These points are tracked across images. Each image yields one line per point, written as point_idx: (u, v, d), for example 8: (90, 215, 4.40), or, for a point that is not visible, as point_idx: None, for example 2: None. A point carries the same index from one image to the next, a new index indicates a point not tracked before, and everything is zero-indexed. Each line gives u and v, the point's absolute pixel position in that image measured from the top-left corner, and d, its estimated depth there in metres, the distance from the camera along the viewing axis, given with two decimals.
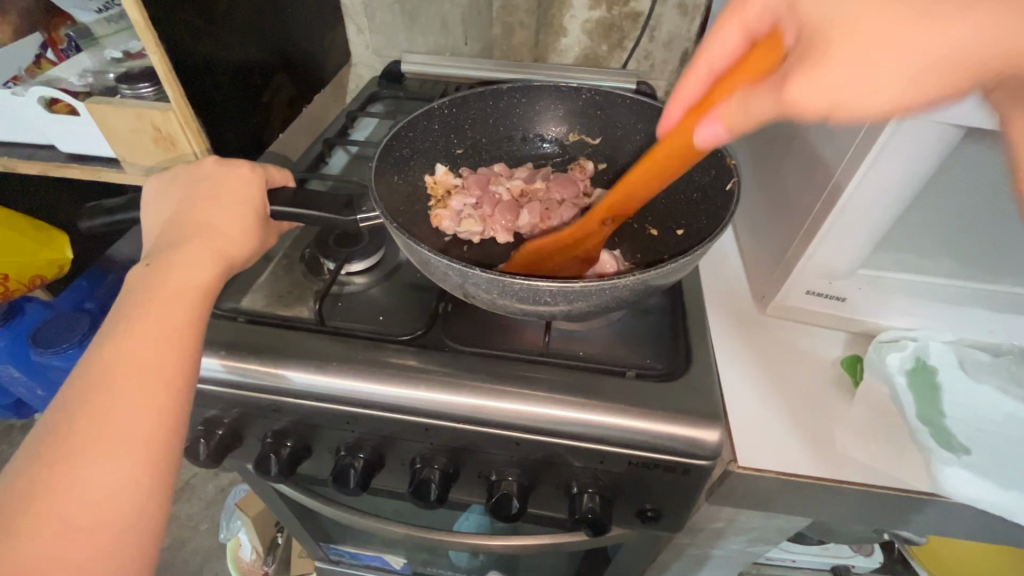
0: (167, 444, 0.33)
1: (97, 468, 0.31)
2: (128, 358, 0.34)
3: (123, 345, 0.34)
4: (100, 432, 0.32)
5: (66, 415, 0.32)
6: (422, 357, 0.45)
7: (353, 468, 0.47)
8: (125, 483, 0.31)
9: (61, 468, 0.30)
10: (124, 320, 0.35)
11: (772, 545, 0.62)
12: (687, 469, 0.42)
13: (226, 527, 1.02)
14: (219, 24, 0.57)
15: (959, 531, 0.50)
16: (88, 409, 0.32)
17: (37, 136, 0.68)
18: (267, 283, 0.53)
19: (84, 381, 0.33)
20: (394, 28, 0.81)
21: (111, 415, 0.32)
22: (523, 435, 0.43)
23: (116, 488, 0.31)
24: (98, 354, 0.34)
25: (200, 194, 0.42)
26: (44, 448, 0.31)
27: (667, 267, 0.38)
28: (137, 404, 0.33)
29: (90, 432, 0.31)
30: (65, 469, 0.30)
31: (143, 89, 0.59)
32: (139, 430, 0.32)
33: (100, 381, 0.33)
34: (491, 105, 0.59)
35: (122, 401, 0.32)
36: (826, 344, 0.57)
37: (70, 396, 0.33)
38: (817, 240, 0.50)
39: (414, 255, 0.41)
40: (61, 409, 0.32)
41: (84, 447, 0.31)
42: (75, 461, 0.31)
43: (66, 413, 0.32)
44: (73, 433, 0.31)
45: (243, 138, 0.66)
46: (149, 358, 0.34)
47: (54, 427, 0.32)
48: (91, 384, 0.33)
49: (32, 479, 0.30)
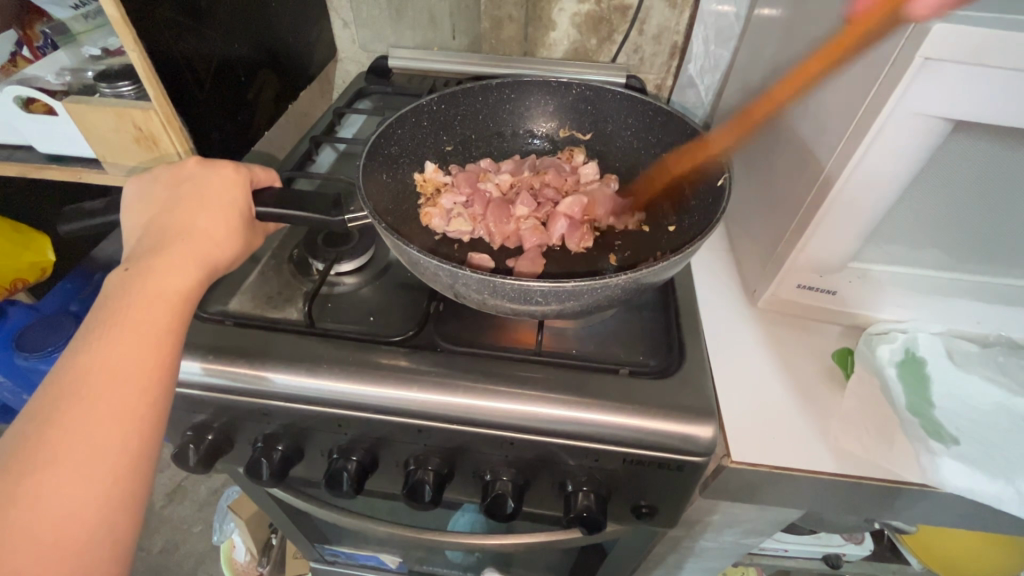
0: (140, 455, 0.32)
1: (65, 479, 0.30)
2: (104, 365, 0.33)
3: (99, 352, 0.33)
4: (71, 441, 0.31)
5: (34, 424, 0.31)
6: (414, 358, 0.44)
7: (346, 470, 0.46)
8: (92, 496, 0.30)
9: (25, 480, 0.29)
10: (99, 326, 0.34)
11: (766, 536, 0.62)
12: (681, 465, 0.42)
13: (219, 529, 1.01)
14: (200, 20, 0.56)
15: (948, 520, 0.51)
16: (59, 418, 0.31)
17: (14, 136, 0.66)
18: (255, 285, 0.52)
19: (55, 387, 0.32)
20: (380, 22, 0.80)
21: (82, 424, 0.31)
22: (517, 435, 0.43)
23: (84, 501, 0.30)
24: (72, 359, 0.33)
25: (182, 196, 0.41)
26: (10, 457, 0.30)
27: (657, 265, 0.38)
28: (110, 414, 0.32)
29: (60, 441, 0.30)
30: (30, 480, 0.29)
31: (123, 87, 0.58)
32: (112, 442, 0.31)
33: (72, 388, 0.32)
34: (480, 101, 0.58)
35: (94, 410, 0.32)
36: (817, 338, 0.58)
37: (40, 403, 0.32)
38: (808, 234, 0.50)
39: (403, 255, 0.41)
40: (30, 416, 0.31)
41: (52, 458, 0.30)
42: (43, 472, 0.30)
43: (35, 421, 0.31)
44: (42, 443, 0.30)
45: (228, 137, 0.65)
46: (126, 366, 0.33)
47: (22, 436, 0.31)
48: (62, 391, 0.32)
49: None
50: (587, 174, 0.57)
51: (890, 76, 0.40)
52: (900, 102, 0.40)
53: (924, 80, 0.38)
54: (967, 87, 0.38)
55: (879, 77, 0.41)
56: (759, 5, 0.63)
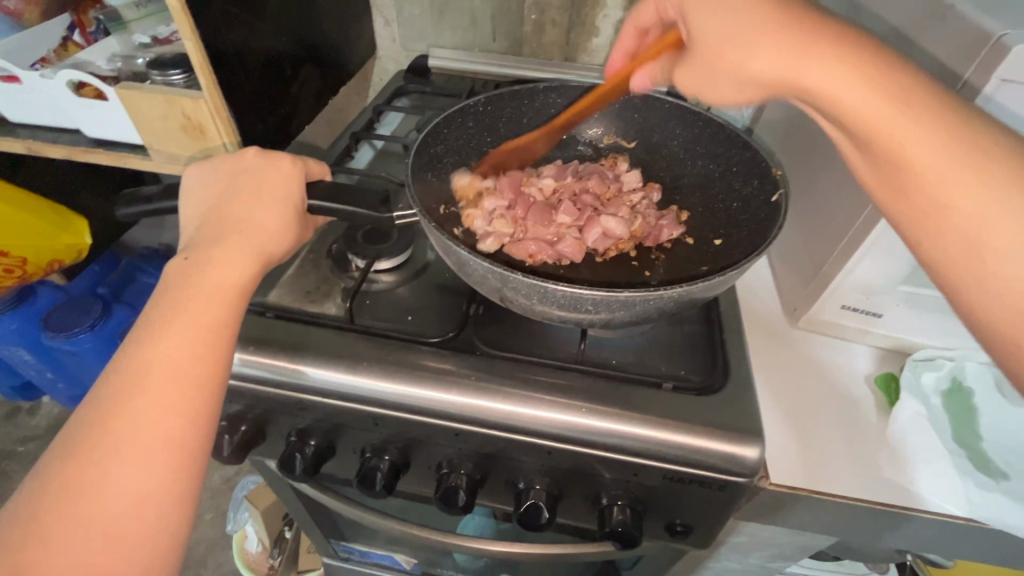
0: (194, 450, 0.32)
1: (125, 469, 0.30)
2: (163, 355, 0.33)
3: (158, 341, 0.33)
4: (130, 431, 0.31)
5: (98, 414, 0.31)
6: (454, 360, 0.44)
7: (379, 470, 0.46)
8: (150, 487, 0.31)
9: (90, 471, 0.30)
10: (159, 316, 0.34)
11: (793, 561, 0.61)
12: (723, 485, 0.41)
13: (233, 519, 1.01)
14: (252, 13, 0.56)
15: (993, 559, 0.49)
16: (121, 407, 0.31)
17: (62, 120, 0.67)
18: (294, 278, 0.52)
19: (117, 376, 0.32)
20: (422, 22, 0.80)
21: (142, 414, 0.31)
22: (555, 444, 0.42)
23: (145, 494, 0.30)
24: (132, 349, 0.33)
25: (240, 186, 0.41)
26: (73, 447, 0.30)
27: (714, 281, 0.37)
28: (170, 406, 0.32)
29: (121, 432, 0.31)
30: (94, 467, 0.30)
31: (174, 76, 0.59)
32: (168, 436, 0.31)
33: (132, 377, 0.32)
34: (527, 104, 0.58)
35: (154, 404, 0.32)
36: (861, 360, 0.56)
37: (101, 394, 0.32)
38: (858, 255, 0.49)
39: (450, 256, 0.41)
40: (93, 404, 0.32)
41: (114, 447, 0.30)
42: (105, 464, 0.30)
43: (96, 413, 0.31)
44: (104, 434, 0.31)
45: (270, 129, 0.65)
46: (183, 358, 0.33)
47: (86, 423, 0.31)
48: (123, 379, 0.32)
49: (59, 476, 0.30)
50: (630, 182, 0.56)
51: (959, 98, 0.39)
52: None
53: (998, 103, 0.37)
54: None
55: None
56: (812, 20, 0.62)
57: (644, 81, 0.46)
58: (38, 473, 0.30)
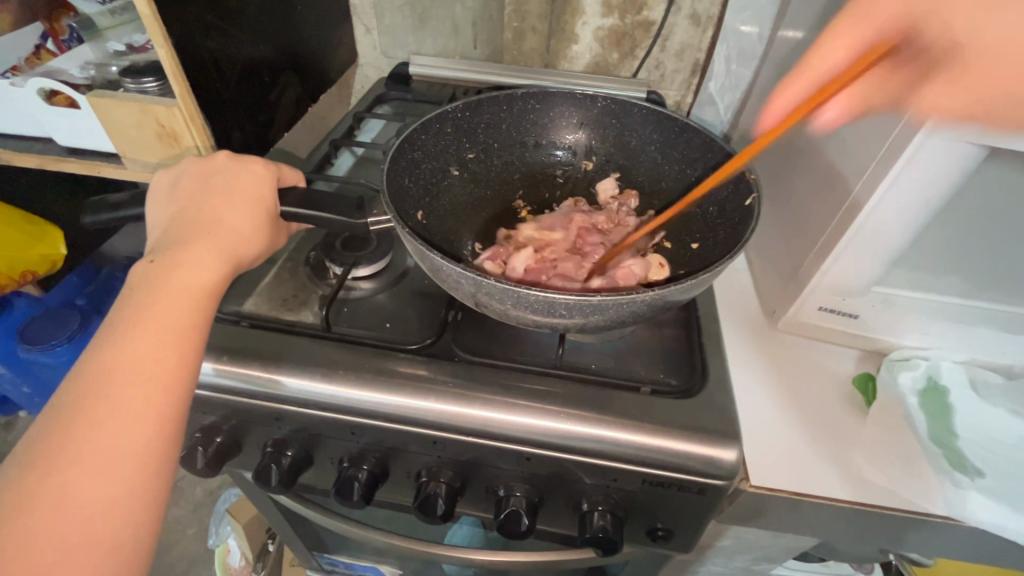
0: (164, 455, 0.32)
1: (89, 478, 0.29)
2: (129, 360, 0.32)
3: (124, 347, 0.32)
4: (95, 439, 0.30)
5: (63, 421, 0.30)
6: (432, 367, 0.44)
7: (356, 480, 0.45)
8: (118, 493, 0.30)
9: (54, 479, 0.29)
10: (125, 320, 0.34)
11: (776, 564, 0.61)
12: (703, 488, 0.41)
13: (215, 533, 1.00)
14: (228, 20, 0.56)
15: (971, 556, 0.49)
16: (86, 414, 0.31)
17: (33, 128, 0.66)
18: (270, 286, 0.52)
19: (82, 382, 0.31)
20: (403, 30, 0.80)
21: (109, 419, 0.31)
22: (534, 450, 0.41)
23: (112, 501, 0.30)
24: (97, 355, 0.32)
25: (210, 190, 0.41)
26: (36, 455, 0.30)
27: (687, 283, 0.38)
28: (138, 412, 0.31)
29: (86, 439, 0.30)
30: (56, 476, 0.29)
31: (148, 83, 0.58)
32: (136, 442, 0.31)
33: (99, 382, 0.31)
34: (506, 109, 0.58)
35: (121, 409, 0.31)
36: (837, 361, 0.56)
37: (64, 401, 0.31)
38: (832, 258, 0.49)
39: (425, 261, 0.40)
40: (56, 412, 0.31)
41: (77, 455, 0.30)
42: (69, 472, 0.29)
43: (60, 419, 0.30)
44: (69, 442, 0.30)
45: (247, 136, 0.64)
46: (151, 362, 0.32)
47: (48, 432, 0.30)
48: (87, 385, 0.31)
49: (20, 485, 0.29)
50: (608, 189, 0.58)
51: None
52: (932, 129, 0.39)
53: None
54: None
55: None
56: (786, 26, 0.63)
57: (835, 114, 0.35)
58: None
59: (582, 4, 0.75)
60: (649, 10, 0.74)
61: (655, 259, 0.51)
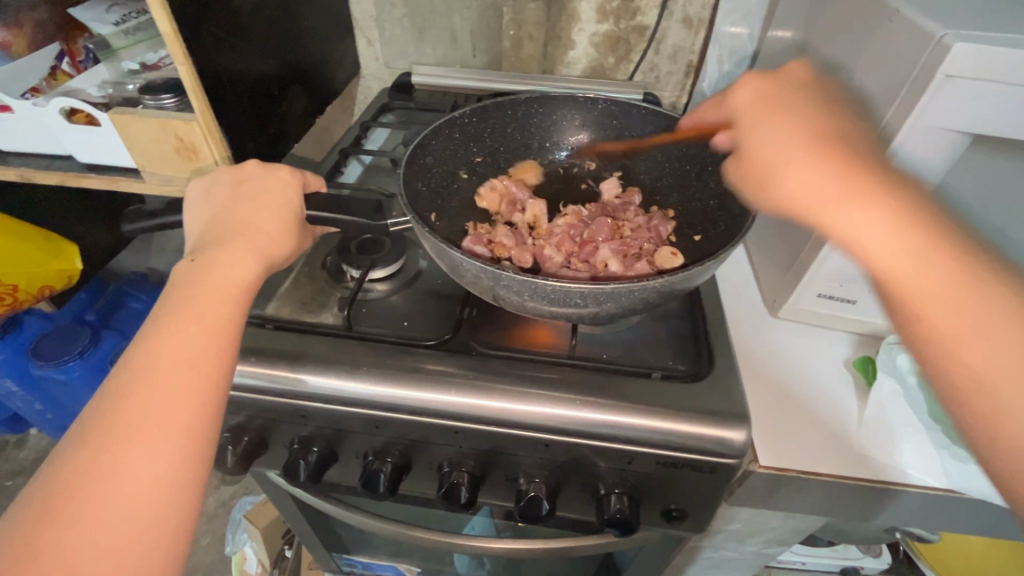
0: (204, 436, 0.33)
1: (136, 456, 0.31)
2: (172, 350, 0.34)
3: (167, 337, 0.34)
4: (140, 421, 0.32)
5: (113, 404, 0.32)
6: (451, 362, 0.45)
7: (382, 472, 0.47)
8: (160, 471, 0.32)
9: (105, 456, 0.31)
10: (169, 312, 0.36)
11: (787, 546, 0.63)
12: (714, 468, 0.43)
13: (232, 541, 1.01)
14: (240, 37, 0.59)
15: (975, 529, 0.51)
16: (131, 398, 0.32)
17: (52, 146, 0.68)
18: (291, 291, 0.54)
19: (129, 369, 0.33)
20: (404, 41, 0.83)
21: (153, 402, 0.33)
22: (551, 437, 0.43)
23: (156, 477, 0.31)
24: (142, 344, 0.34)
25: (241, 196, 0.43)
26: (88, 434, 0.32)
27: (695, 269, 0.40)
28: (180, 396, 0.33)
29: (132, 422, 0.32)
30: (107, 454, 0.31)
31: (166, 100, 0.60)
32: (178, 424, 0.33)
33: (144, 369, 0.33)
34: (510, 114, 0.60)
35: (163, 393, 0.33)
36: (837, 346, 0.58)
37: (114, 386, 0.33)
38: (828, 249, 0.52)
39: (444, 259, 0.42)
40: (105, 398, 0.33)
41: (126, 437, 0.31)
42: (118, 450, 0.31)
43: (110, 402, 0.33)
44: (118, 422, 0.32)
45: (260, 147, 0.66)
46: (192, 351, 0.34)
47: (98, 414, 0.32)
48: (132, 372, 0.33)
49: (74, 462, 0.31)
50: (609, 189, 0.59)
51: (910, 92, 0.41)
52: (918, 119, 0.41)
53: (944, 96, 0.39)
54: (986, 103, 0.39)
55: (899, 93, 0.42)
56: (776, 26, 0.66)
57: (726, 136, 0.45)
58: (53, 460, 0.31)
59: (578, 11, 0.77)
60: (642, 15, 0.77)
61: (665, 249, 0.52)
